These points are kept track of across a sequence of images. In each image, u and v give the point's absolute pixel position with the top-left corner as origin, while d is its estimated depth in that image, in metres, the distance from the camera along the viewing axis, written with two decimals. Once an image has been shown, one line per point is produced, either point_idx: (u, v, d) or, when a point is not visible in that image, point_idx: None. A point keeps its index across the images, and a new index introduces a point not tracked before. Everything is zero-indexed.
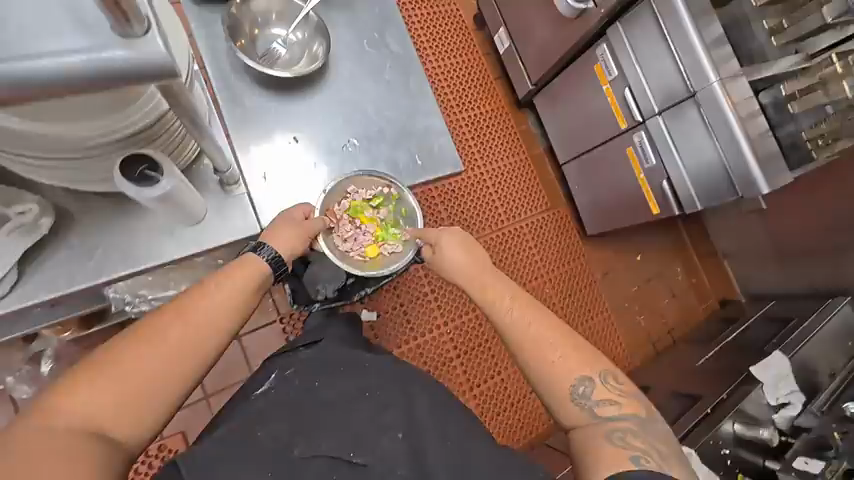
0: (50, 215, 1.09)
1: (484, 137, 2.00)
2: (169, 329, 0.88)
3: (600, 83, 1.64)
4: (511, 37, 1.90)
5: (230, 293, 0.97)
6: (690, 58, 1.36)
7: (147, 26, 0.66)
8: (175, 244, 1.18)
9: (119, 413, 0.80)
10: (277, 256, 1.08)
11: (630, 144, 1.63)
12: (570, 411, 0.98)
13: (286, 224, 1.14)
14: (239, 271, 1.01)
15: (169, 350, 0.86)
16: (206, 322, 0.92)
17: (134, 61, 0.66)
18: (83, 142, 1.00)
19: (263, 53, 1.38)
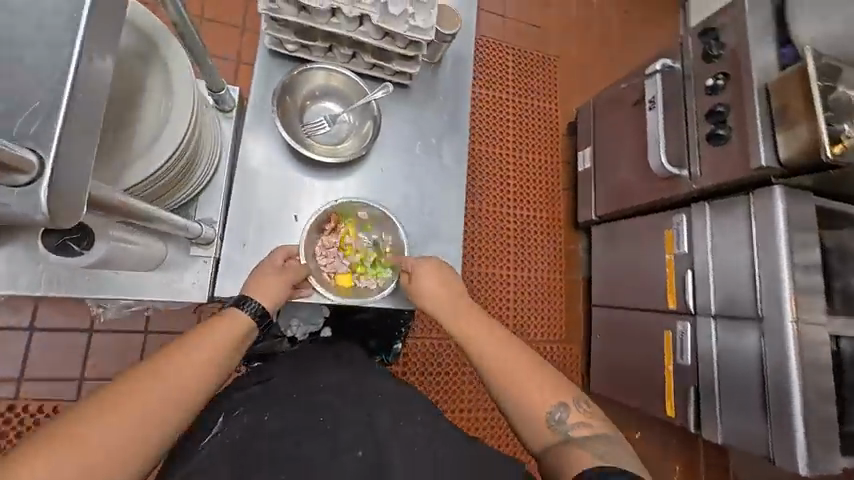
0: None
1: (526, 238, 1.83)
2: (139, 387, 0.59)
3: (664, 250, 1.47)
4: (595, 160, 1.76)
5: (220, 343, 0.70)
6: (771, 279, 1.17)
7: (38, 174, 0.37)
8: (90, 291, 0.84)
9: None
10: (261, 308, 0.77)
11: (669, 328, 1.44)
12: (538, 435, 0.70)
13: (266, 267, 0.82)
14: (230, 322, 0.73)
15: (135, 415, 0.57)
16: (193, 379, 0.64)
17: (14, 220, 0.38)
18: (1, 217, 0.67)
19: (302, 124, 0.88)
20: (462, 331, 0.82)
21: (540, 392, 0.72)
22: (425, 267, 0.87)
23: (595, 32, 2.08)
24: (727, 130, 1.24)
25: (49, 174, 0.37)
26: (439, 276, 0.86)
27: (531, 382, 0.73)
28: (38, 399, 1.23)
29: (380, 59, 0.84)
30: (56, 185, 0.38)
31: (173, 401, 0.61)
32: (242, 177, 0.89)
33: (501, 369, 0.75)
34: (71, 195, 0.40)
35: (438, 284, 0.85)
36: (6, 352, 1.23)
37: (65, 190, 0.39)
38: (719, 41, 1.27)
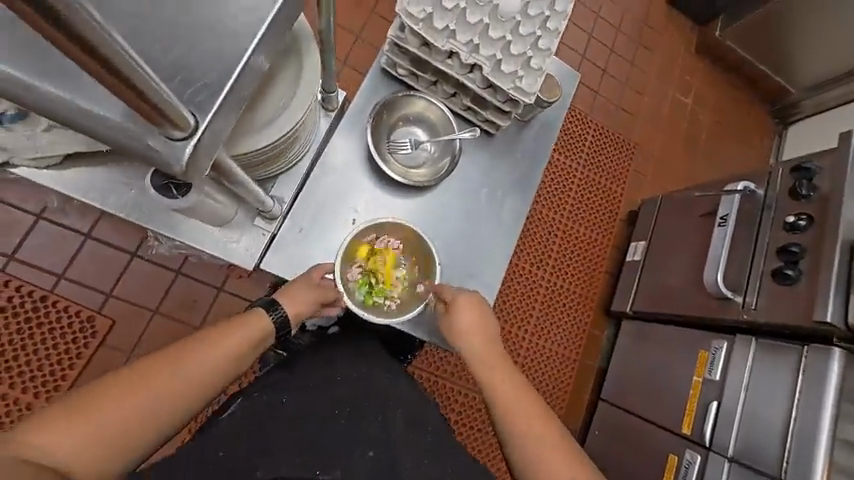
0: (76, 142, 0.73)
1: (552, 308, 1.76)
2: (165, 369, 0.71)
3: (693, 370, 1.38)
4: (646, 255, 1.71)
5: (236, 343, 0.78)
6: (806, 439, 1.08)
7: (189, 133, 0.51)
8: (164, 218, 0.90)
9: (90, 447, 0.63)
10: (285, 318, 0.85)
11: (675, 451, 1.34)
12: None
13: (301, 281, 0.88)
14: (255, 325, 0.82)
15: (156, 394, 0.68)
16: (208, 375, 0.74)
17: (151, 152, 0.50)
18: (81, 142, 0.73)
19: (387, 140, 0.93)
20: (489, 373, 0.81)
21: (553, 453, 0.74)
22: (464, 303, 0.84)
23: (680, 133, 2.07)
24: (796, 272, 1.18)
25: (197, 136, 0.51)
26: (478, 316, 0.85)
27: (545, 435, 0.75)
28: (67, 299, 1.33)
29: (477, 105, 0.88)
30: (195, 144, 0.52)
31: (186, 388, 0.71)
32: (319, 169, 0.93)
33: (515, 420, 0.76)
34: (201, 152, 0.53)
35: (475, 325, 0.85)
36: (58, 249, 1.34)
37: (199, 148, 0.53)
38: (811, 182, 1.24)
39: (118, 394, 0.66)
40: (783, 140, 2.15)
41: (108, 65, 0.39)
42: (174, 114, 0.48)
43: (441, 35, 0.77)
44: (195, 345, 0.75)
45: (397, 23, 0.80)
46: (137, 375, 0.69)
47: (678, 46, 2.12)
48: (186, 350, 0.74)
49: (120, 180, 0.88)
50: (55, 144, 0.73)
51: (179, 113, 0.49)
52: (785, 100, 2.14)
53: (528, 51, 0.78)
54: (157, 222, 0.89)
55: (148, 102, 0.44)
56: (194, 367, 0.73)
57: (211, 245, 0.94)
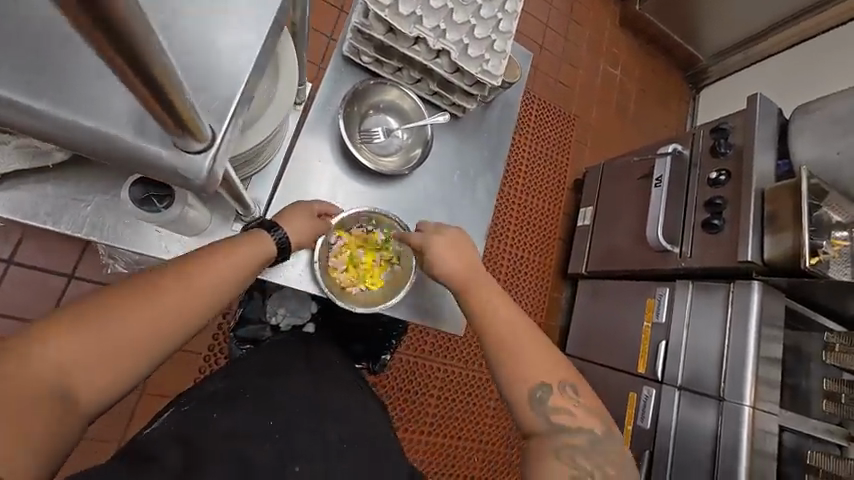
0: (20, 156, 0.68)
1: (515, 278, 1.86)
2: (158, 291, 0.60)
3: (643, 317, 1.55)
4: (595, 219, 1.84)
5: (237, 265, 0.69)
6: (737, 361, 1.28)
7: (209, 143, 0.43)
8: (122, 230, 0.78)
9: (79, 376, 0.53)
10: (286, 242, 0.77)
11: (635, 390, 1.51)
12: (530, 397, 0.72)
13: (296, 210, 0.81)
14: (250, 245, 0.72)
15: (148, 320, 0.58)
16: (208, 295, 0.64)
17: (165, 166, 0.43)
18: (25, 153, 0.68)
19: (359, 129, 0.92)
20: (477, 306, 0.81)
21: (539, 372, 0.73)
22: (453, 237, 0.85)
23: (613, 102, 2.22)
24: (721, 221, 1.36)
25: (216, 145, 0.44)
26: (467, 255, 0.84)
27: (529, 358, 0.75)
28: None
29: (443, 89, 0.90)
30: (218, 155, 0.45)
31: (182, 314, 0.61)
32: (292, 165, 0.89)
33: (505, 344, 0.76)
34: (222, 162, 0.46)
35: (463, 264, 0.83)
36: None
37: (220, 162, 0.46)
38: (727, 140, 1.42)
39: (101, 313, 0.55)
40: (697, 103, 2.39)
41: (146, 73, 0.33)
42: (195, 124, 0.40)
43: (408, 22, 0.77)
44: (189, 261, 0.64)
45: (360, 10, 0.80)
46: (125, 297, 0.58)
47: (604, 20, 2.25)
48: (180, 272, 0.63)
49: (71, 196, 0.75)
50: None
51: (200, 122, 0.41)
52: (697, 66, 2.37)
53: (491, 35, 0.80)
54: (114, 236, 0.77)
55: (178, 115, 0.38)
56: (191, 293, 0.62)
57: (183, 254, 0.81)
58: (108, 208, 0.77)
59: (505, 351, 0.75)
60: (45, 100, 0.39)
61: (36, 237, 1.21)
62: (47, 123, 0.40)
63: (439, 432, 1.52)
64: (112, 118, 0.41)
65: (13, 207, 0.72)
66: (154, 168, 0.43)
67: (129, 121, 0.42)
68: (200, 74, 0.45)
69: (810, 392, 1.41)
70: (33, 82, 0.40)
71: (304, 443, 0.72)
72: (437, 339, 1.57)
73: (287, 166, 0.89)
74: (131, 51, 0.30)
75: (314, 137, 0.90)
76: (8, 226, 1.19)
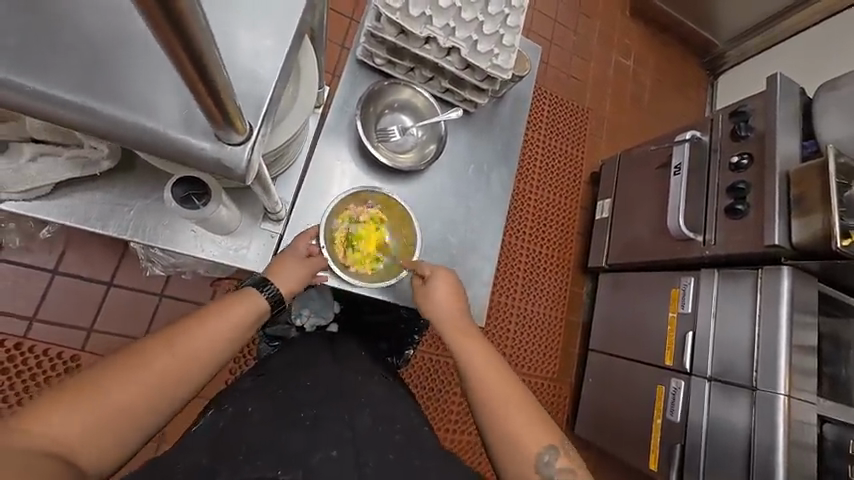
0: (71, 168, 0.75)
1: (534, 273, 1.85)
2: (162, 350, 0.63)
3: (668, 307, 1.52)
4: (613, 212, 1.81)
5: (234, 322, 0.71)
6: (768, 350, 1.24)
7: (247, 135, 0.49)
8: (158, 232, 0.83)
9: (93, 438, 0.56)
10: (278, 296, 0.78)
11: (663, 383, 1.48)
12: (504, 428, 0.68)
13: (287, 257, 0.83)
14: (245, 300, 0.75)
15: (153, 379, 0.61)
16: (210, 354, 0.68)
17: (205, 155, 0.48)
18: (77, 164, 0.75)
19: (376, 128, 0.95)
20: (451, 337, 0.81)
21: (517, 415, 0.69)
22: (436, 276, 0.86)
23: (627, 93, 2.20)
24: (745, 205, 1.33)
25: (253, 137, 0.49)
26: (452, 291, 0.86)
27: (503, 389, 0.72)
28: (44, 342, 1.25)
29: (455, 86, 0.93)
30: (254, 148, 0.50)
31: (189, 369, 0.65)
32: (312, 168, 0.93)
33: (482, 383, 0.74)
34: (258, 156, 0.51)
35: (448, 299, 0.85)
36: (26, 292, 1.25)
37: (255, 151, 0.51)
38: (748, 124, 1.39)
39: (110, 378, 0.59)
40: (715, 89, 2.33)
41: (197, 56, 0.37)
42: (237, 118, 0.46)
43: (418, 22, 0.80)
44: (188, 321, 0.68)
45: (373, 14, 0.83)
46: (129, 362, 0.61)
47: (614, 11, 2.22)
48: (179, 333, 0.66)
49: (110, 203, 0.81)
50: (42, 174, 0.73)
51: (241, 119, 0.47)
52: (713, 52, 2.31)
53: (499, 30, 0.82)
54: (152, 236, 0.83)
55: (224, 106, 0.43)
56: (192, 350, 0.65)
57: (217, 253, 0.86)
58: (144, 212, 0.83)
59: (479, 388, 0.73)
60: (110, 104, 0.47)
61: (78, 247, 1.30)
62: (115, 124, 0.47)
63: (464, 431, 1.53)
64: (162, 115, 0.48)
65: (62, 213, 0.79)
66: (200, 162, 0.49)
67: (177, 120, 0.48)
68: (237, 79, 0.51)
69: (851, 380, 1.35)
70: (98, 88, 0.47)
71: (331, 435, 0.71)
72: None
73: (305, 168, 0.93)
74: (180, 33, 0.33)
75: (332, 140, 0.94)
76: (52, 238, 1.27)
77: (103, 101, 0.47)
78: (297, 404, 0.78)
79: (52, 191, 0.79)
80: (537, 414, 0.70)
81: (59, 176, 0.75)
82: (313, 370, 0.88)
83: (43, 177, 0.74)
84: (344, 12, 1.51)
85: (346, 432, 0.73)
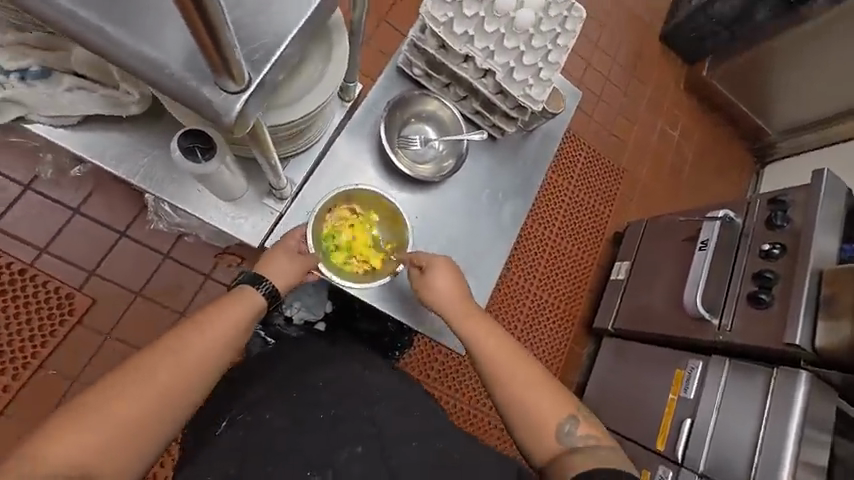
0: (98, 105, 0.82)
1: (536, 320, 1.79)
2: (157, 361, 0.67)
3: (669, 388, 1.41)
4: (630, 275, 1.74)
5: (231, 327, 0.74)
6: (771, 460, 1.14)
7: (244, 87, 0.52)
8: (168, 185, 0.87)
9: (107, 453, 0.60)
10: (275, 291, 0.80)
11: (649, 468, 1.36)
12: (518, 393, 0.74)
13: (280, 250, 0.83)
14: (243, 300, 0.76)
15: (154, 393, 0.65)
16: (204, 359, 0.70)
17: (199, 97, 0.52)
18: (105, 102, 0.82)
19: (399, 135, 0.96)
20: (459, 318, 0.83)
21: (531, 389, 0.74)
22: (436, 264, 0.86)
23: (666, 162, 2.16)
24: (769, 297, 1.25)
25: (251, 90, 0.52)
26: (452, 279, 0.85)
27: (514, 362, 0.77)
28: (47, 274, 1.29)
29: (485, 109, 0.93)
30: (247, 101, 0.53)
31: (186, 377, 0.68)
32: (329, 158, 0.95)
33: (493, 359, 0.77)
34: (252, 108, 0.54)
35: (450, 288, 0.85)
36: (43, 223, 1.30)
37: (252, 104, 0.54)
38: (785, 214, 1.32)
39: (108, 395, 0.63)
40: (760, 176, 2.27)
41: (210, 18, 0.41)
42: (235, 67, 0.49)
43: (460, 40, 0.82)
44: (179, 332, 0.70)
45: (419, 25, 0.86)
46: (127, 377, 0.64)
47: (668, 80, 2.22)
48: (173, 343, 0.69)
49: (131, 147, 0.86)
50: (73, 104, 0.81)
51: (238, 68, 0.50)
52: (764, 140, 2.26)
53: (538, 63, 0.83)
54: (161, 188, 0.87)
55: (227, 60, 0.48)
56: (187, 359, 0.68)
57: (216, 218, 0.89)
58: (157, 163, 0.87)
59: (491, 362, 0.77)
60: (117, 26, 0.51)
61: (101, 191, 1.35)
62: (123, 49, 0.51)
63: None
64: (168, 52, 0.52)
65: (87, 148, 0.85)
66: (191, 101, 0.52)
67: (180, 59, 0.52)
68: (249, 28, 0.53)
69: None
70: (114, 14, 0.51)
71: (353, 428, 0.74)
72: (446, 364, 1.49)
73: (320, 152, 0.95)
74: None
75: (357, 138, 0.96)
76: (82, 177, 1.34)
77: (112, 23, 0.51)
78: (309, 406, 0.77)
79: (80, 123, 0.86)
80: (550, 385, 0.75)
81: (87, 110, 0.82)
82: (296, 368, 0.86)
83: (73, 106, 0.82)
84: (397, 27, 1.58)
85: (370, 426, 0.75)
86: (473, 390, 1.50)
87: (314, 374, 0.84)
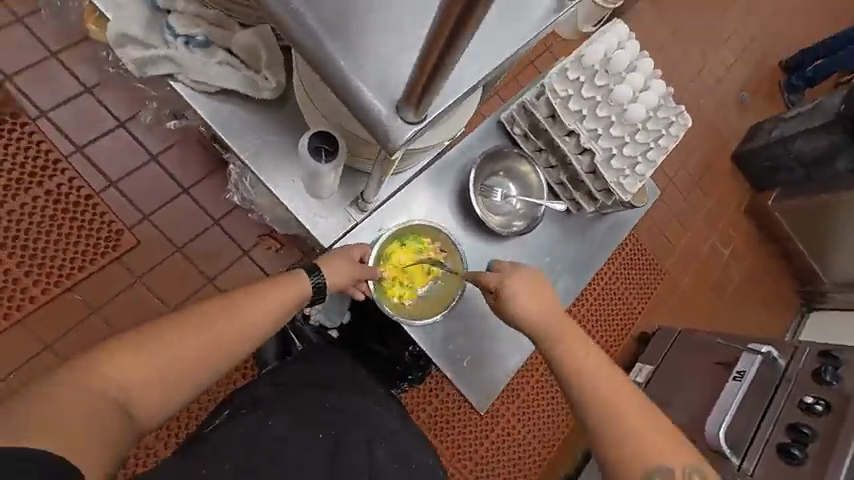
0: (238, 82, 0.92)
1: None
2: (209, 318, 0.72)
3: None
4: (650, 381, 1.65)
5: (277, 306, 0.79)
6: None
7: (420, 119, 0.53)
8: (265, 163, 0.92)
9: (142, 393, 0.65)
10: (322, 285, 0.85)
11: None
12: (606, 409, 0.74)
13: (342, 256, 0.88)
14: (294, 284, 0.82)
15: (198, 345, 0.70)
16: (248, 329, 0.75)
17: (378, 119, 0.53)
18: (245, 82, 0.93)
19: (483, 182, 0.99)
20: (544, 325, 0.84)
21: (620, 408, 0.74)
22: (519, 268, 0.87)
23: (711, 277, 2.11)
24: (803, 453, 1.18)
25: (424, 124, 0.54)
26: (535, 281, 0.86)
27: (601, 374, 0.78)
28: (108, 206, 1.36)
29: (569, 183, 0.97)
30: (415, 132, 0.55)
31: (229, 339, 0.73)
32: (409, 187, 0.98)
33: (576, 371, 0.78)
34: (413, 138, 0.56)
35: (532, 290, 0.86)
36: (123, 159, 1.38)
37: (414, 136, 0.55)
38: (836, 371, 1.27)
39: (158, 336, 0.67)
40: (803, 321, 2.18)
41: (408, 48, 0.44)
42: (426, 104, 0.51)
43: (572, 116, 0.89)
44: (231, 300, 0.75)
45: (535, 91, 0.92)
46: (179, 324, 0.70)
47: (731, 198, 2.20)
48: (226, 306, 0.74)
49: (244, 121, 0.93)
50: (219, 76, 0.92)
51: (426, 105, 0.52)
52: (816, 285, 2.19)
53: (637, 157, 0.89)
54: (258, 165, 0.92)
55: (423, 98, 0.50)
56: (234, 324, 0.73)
57: (299, 208, 0.93)
58: (261, 142, 0.93)
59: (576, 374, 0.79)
60: (334, 38, 0.53)
61: (183, 147, 1.42)
62: (326, 58, 0.53)
63: None
64: (366, 72, 0.53)
65: (207, 111, 0.93)
66: (355, 101, 0.54)
67: (376, 83, 0.53)
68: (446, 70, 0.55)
69: None
70: (335, 25, 0.53)
71: None
72: (440, 408, 1.44)
73: (407, 177, 0.97)
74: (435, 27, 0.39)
75: (442, 175, 0.99)
76: (173, 131, 1.42)
77: (329, 32, 0.53)
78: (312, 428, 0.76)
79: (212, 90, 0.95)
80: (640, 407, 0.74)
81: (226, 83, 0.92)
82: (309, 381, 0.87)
83: (217, 77, 0.92)
84: None
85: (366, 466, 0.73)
86: (458, 447, 1.44)
87: (329, 397, 0.83)
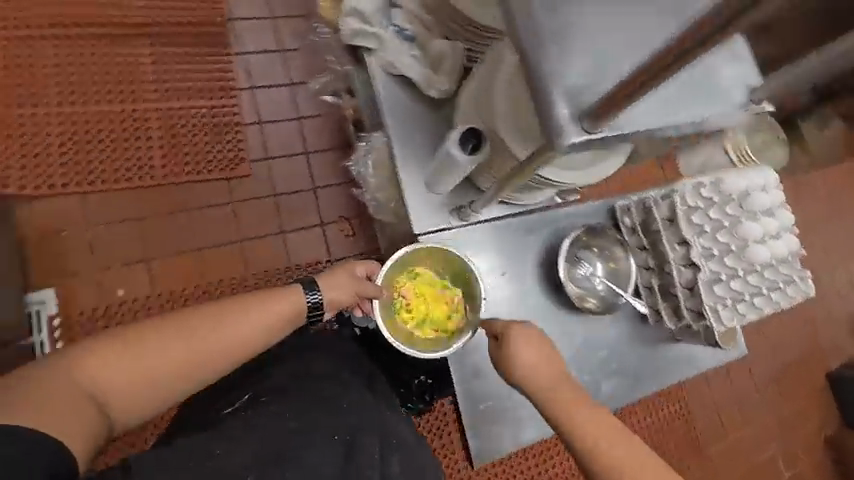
0: (417, 77, 1.11)
1: None
2: (200, 328, 0.79)
3: None
4: None
5: (271, 317, 0.86)
6: None
7: (591, 131, 0.63)
8: (406, 147, 1.12)
9: (133, 393, 0.75)
10: (319, 302, 0.92)
11: None
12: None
13: (344, 269, 0.99)
14: (287, 296, 0.89)
15: (184, 353, 0.77)
16: (238, 333, 0.82)
17: (558, 116, 0.63)
18: (423, 79, 1.11)
19: (575, 252, 1.15)
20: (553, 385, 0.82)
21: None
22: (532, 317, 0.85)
23: None
24: None
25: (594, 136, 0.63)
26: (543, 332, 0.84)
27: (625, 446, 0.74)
28: (246, 137, 1.56)
29: (660, 284, 1.10)
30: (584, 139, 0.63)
31: (217, 344, 0.80)
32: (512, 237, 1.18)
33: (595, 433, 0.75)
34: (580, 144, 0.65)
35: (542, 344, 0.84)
36: (280, 107, 1.61)
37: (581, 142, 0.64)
38: None
39: (148, 338, 0.76)
40: None
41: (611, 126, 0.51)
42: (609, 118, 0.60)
43: (692, 228, 1.02)
44: (225, 309, 0.83)
45: (663, 197, 1.08)
46: (168, 329, 0.78)
47: (814, 419, 1.90)
48: (218, 315, 0.81)
49: (406, 112, 1.14)
50: (407, 66, 1.12)
51: (609, 120, 0.61)
52: None
53: (738, 290, 1.00)
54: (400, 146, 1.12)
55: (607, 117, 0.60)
56: (223, 331, 0.80)
57: (411, 191, 1.10)
58: (412, 131, 1.12)
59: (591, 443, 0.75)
60: (552, 41, 0.64)
61: (325, 121, 1.63)
62: (541, 56, 0.64)
63: None
64: (565, 76, 0.63)
65: (385, 90, 1.14)
66: (545, 98, 0.63)
67: (570, 88, 0.63)
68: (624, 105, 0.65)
69: None
70: (556, 33, 0.65)
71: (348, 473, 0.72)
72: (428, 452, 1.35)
73: (514, 218, 1.16)
74: None
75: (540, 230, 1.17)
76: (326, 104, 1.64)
77: (551, 37, 0.64)
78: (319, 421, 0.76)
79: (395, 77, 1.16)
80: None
81: (409, 74, 1.12)
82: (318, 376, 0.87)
83: (405, 67, 1.12)
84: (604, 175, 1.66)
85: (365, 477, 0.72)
86: None
87: (334, 395, 0.83)
